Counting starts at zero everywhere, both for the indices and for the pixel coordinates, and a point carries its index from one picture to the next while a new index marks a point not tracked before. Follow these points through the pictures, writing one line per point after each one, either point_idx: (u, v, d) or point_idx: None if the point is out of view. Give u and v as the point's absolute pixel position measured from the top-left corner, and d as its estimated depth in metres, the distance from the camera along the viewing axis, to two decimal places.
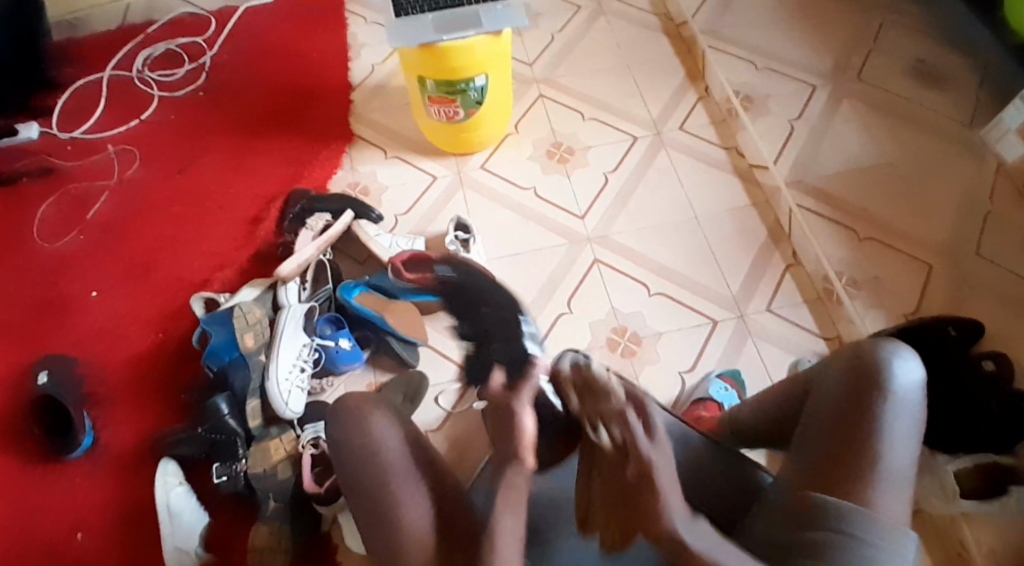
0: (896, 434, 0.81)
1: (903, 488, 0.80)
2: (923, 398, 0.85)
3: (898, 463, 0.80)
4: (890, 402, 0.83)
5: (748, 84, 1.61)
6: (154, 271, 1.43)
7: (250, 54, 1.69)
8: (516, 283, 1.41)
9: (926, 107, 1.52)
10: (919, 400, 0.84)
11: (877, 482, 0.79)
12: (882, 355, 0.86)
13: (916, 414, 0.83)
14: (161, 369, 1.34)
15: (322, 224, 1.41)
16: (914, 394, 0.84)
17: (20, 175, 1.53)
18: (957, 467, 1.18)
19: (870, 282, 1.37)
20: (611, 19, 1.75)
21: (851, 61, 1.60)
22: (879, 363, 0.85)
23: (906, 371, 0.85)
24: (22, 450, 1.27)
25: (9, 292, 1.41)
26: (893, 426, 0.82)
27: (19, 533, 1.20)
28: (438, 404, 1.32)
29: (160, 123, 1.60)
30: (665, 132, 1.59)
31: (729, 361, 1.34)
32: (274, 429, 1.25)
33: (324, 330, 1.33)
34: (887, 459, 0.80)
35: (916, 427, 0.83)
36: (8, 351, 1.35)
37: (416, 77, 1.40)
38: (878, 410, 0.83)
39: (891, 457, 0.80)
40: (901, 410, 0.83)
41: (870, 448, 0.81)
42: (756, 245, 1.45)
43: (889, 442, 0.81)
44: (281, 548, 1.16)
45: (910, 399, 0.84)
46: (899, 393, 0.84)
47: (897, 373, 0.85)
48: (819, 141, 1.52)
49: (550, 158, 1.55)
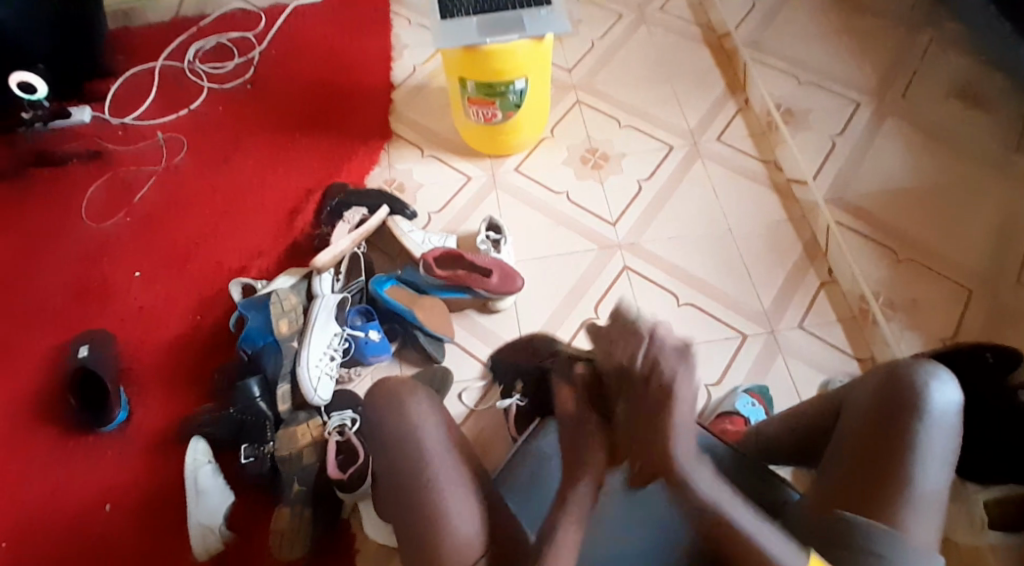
0: (930, 456, 0.80)
1: (937, 514, 0.78)
2: (960, 421, 0.83)
3: (931, 487, 0.79)
4: (926, 425, 0.81)
5: (788, 99, 1.60)
6: (195, 256, 1.48)
7: (298, 50, 1.74)
8: (544, 287, 1.42)
9: (977, 129, 1.47)
10: (949, 425, 0.82)
11: (906, 503, 0.78)
12: (919, 376, 0.84)
13: (952, 437, 0.81)
14: (196, 351, 1.38)
15: (358, 217, 1.44)
16: (952, 418, 0.82)
17: (73, 158, 1.60)
18: (988, 497, 1.15)
19: (907, 304, 1.34)
20: (652, 28, 1.76)
21: (896, 80, 1.57)
22: (914, 383, 0.84)
23: (943, 393, 0.83)
24: (60, 422, 1.32)
25: (58, 269, 1.47)
26: (929, 449, 0.80)
27: (52, 503, 1.25)
28: (462, 401, 1.33)
29: (208, 114, 1.65)
30: (702, 143, 1.58)
31: (758, 377, 1.32)
32: (302, 415, 1.27)
33: (354, 321, 1.35)
34: (920, 482, 0.79)
35: (951, 452, 0.81)
36: (53, 326, 1.41)
37: (457, 79, 1.42)
38: (913, 434, 0.81)
39: (925, 480, 0.79)
40: (936, 433, 0.81)
41: (900, 470, 0.79)
42: (790, 261, 1.44)
43: (913, 465, 0.79)
44: (303, 530, 1.18)
45: (947, 420, 0.82)
46: (935, 414, 0.82)
47: (935, 395, 0.83)
48: (860, 158, 1.50)
49: (584, 163, 1.56)
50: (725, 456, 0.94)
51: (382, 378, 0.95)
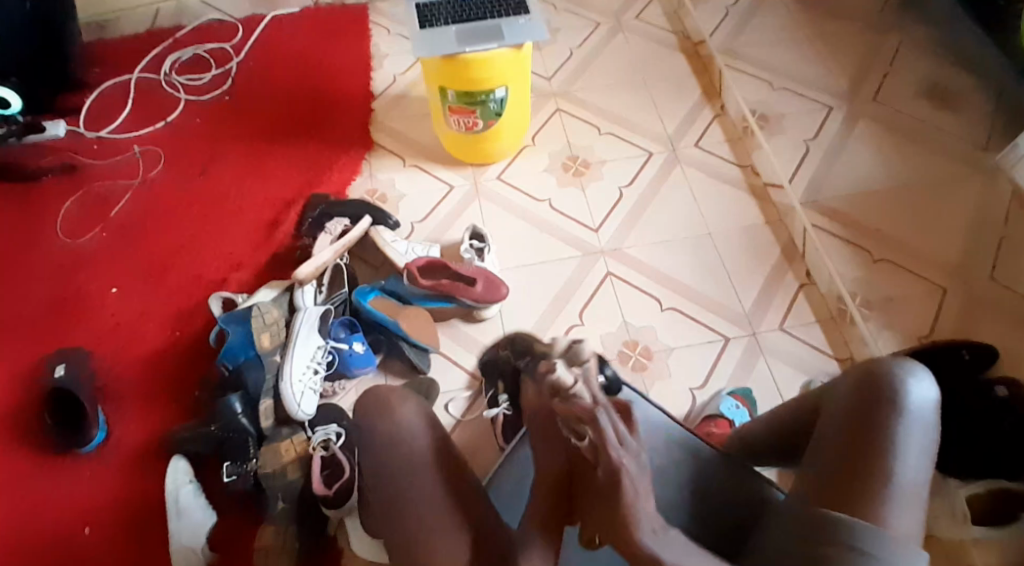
0: (909, 451, 0.81)
1: (920, 507, 0.80)
2: (937, 416, 0.85)
3: (912, 481, 0.80)
4: (905, 421, 0.83)
5: (764, 103, 1.62)
6: (173, 270, 1.46)
7: (275, 61, 1.72)
8: (529, 294, 1.42)
9: (944, 131, 1.52)
10: (926, 420, 0.84)
11: (889, 498, 0.79)
12: (894, 373, 0.86)
13: (929, 432, 0.83)
14: (176, 367, 1.36)
15: (340, 228, 1.43)
16: (928, 412, 0.84)
17: (45, 172, 1.56)
18: (969, 492, 1.16)
19: (882, 302, 1.37)
20: (629, 35, 1.78)
21: (867, 83, 1.61)
22: (891, 380, 0.85)
23: (920, 389, 0.85)
24: (35, 443, 1.29)
25: (31, 286, 1.44)
26: (907, 444, 0.82)
27: (29, 526, 1.22)
28: (449, 411, 1.32)
29: (185, 125, 1.63)
30: (681, 148, 1.60)
31: (740, 379, 1.33)
32: (286, 430, 1.25)
33: (338, 333, 1.34)
34: (902, 476, 0.80)
35: (928, 446, 0.83)
36: (27, 344, 1.38)
37: (437, 88, 1.42)
38: (892, 430, 0.82)
39: (905, 473, 0.80)
40: (914, 428, 0.83)
41: (883, 467, 0.81)
42: (770, 263, 1.46)
43: (893, 461, 0.81)
44: (287, 548, 1.15)
45: (924, 416, 0.84)
46: (912, 411, 0.84)
47: (911, 391, 0.84)
48: (835, 161, 1.53)
49: (565, 170, 1.57)
50: (711, 460, 0.95)
51: (370, 389, 0.94)
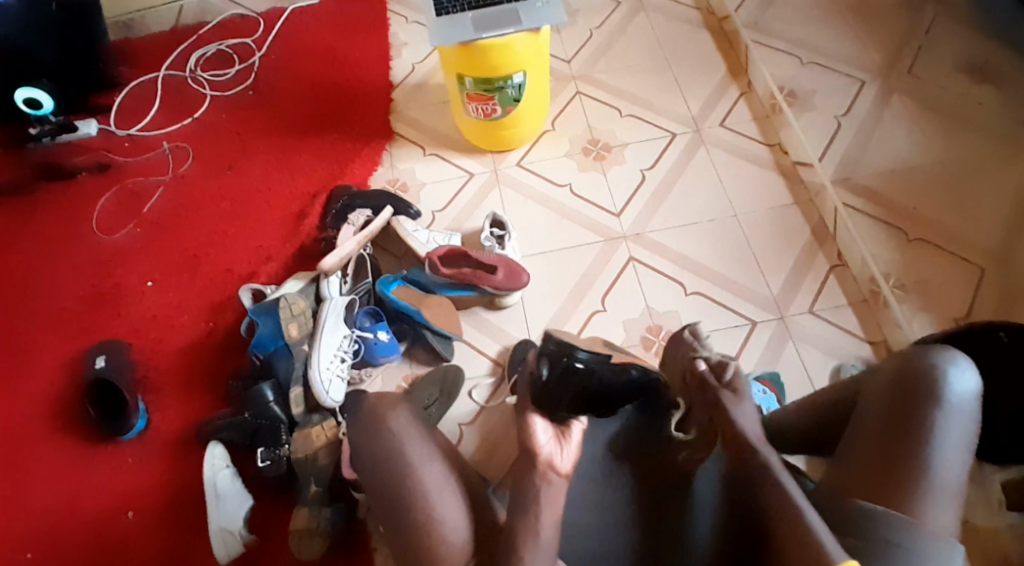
0: (948, 444, 0.80)
1: (954, 500, 0.79)
2: (978, 407, 0.83)
3: (946, 473, 0.80)
4: (943, 411, 0.82)
5: (793, 80, 1.57)
6: (204, 263, 1.50)
7: (297, 53, 1.74)
8: (550, 280, 1.42)
9: (981, 103, 1.43)
10: (968, 412, 0.83)
11: (925, 497, 0.78)
12: (936, 363, 0.85)
13: (970, 426, 0.82)
14: (208, 358, 1.40)
15: (362, 219, 1.45)
16: (969, 404, 0.83)
17: (81, 171, 1.62)
18: (1004, 478, 1.15)
19: (917, 284, 1.32)
20: (651, 13, 1.74)
21: (902, 57, 1.53)
22: (932, 370, 0.84)
23: (961, 380, 0.83)
24: (79, 433, 1.35)
25: (71, 282, 1.50)
26: (945, 435, 0.81)
27: (74, 512, 1.28)
28: (472, 398, 1.34)
29: (212, 121, 1.67)
30: (705, 129, 1.57)
31: (768, 364, 1.31)
32: (316, 417, 1.29)
33: (363, 322, 1.37)
34: (936, 470, 0.79)
35: (965, 441, 0.81)
36: (69, 339, 1.44)
37: (455, 76, 1.42)
38: (929, 421, 0.82)
39: (940, 465, 0.79)
40: (952, 422, 0.81)
41: (920, 458, 0.80)
42: (798, 244, 1.43)
43: (932, 454, 0.80)
44: (320, 530, 1.21)
45: (964, 406, 0.83)
46: (952, 400, 0.82)
47: (953, 383, 0.83)
48: (869, 137, 1.47)
49: (586, 154, 1.55)
50: None
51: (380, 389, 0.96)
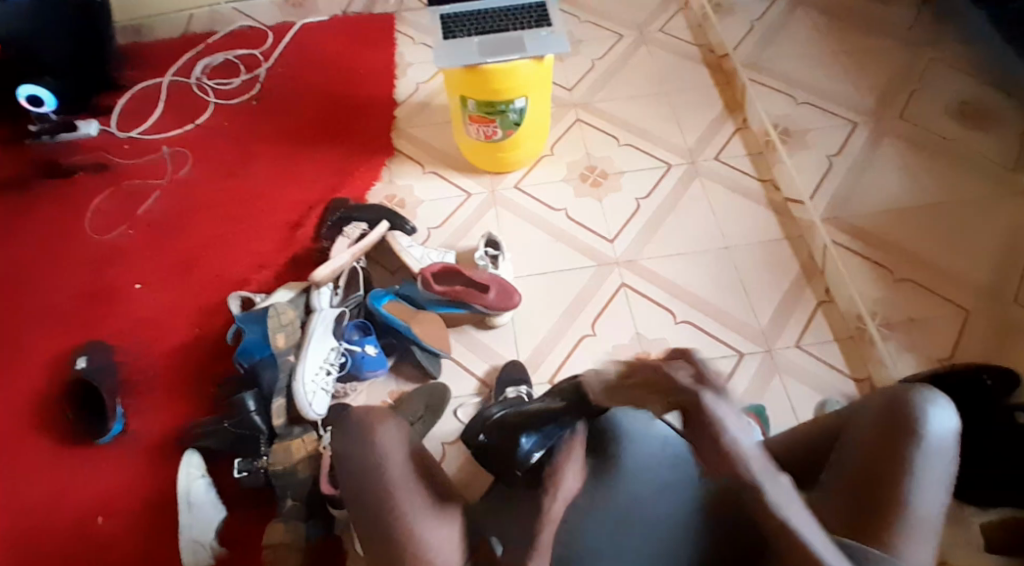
0: (925, 481, 0.81)
1: (931, 536, 0.79)
2: (958, 448, 0.84)
3: (925, 509, 0.80)
4: (921, 449, 0.82)
5: (788, 118, 1.61)
6: (194, 268, 1.49)
7: (303, 67, 1.76)
8: (542, 302, 1.43)
9: (969, 147, 1.48)
10: (947, 453, 0.83)
11: (903, 531, 0.78)
12: (916, 402, 0.85)
13: (948, 465, 0.82)
14: (193, 363, 1.39)
15: (358, 232, 1.45)
16: (948, 444, 0.83)
17: (78, 169, 1.62)
18: (984, 520, 1.14)
19: (904, 324, 1.33)
20: (652, 47, 1.78)
21: (897, 100, 1.58)
22: (912, 408, 0.85)
23: (940, 418, 0.84)
24: (54, 432, 1.33)
25: (58, 280, 1.48)
26: (923, 473, 0.81)
27: (44, 513, 1.25)
28: (457, 417, 1.33)
29: (213, 128, 1.67)
30: (701, 161, 1.59)
31: (755, 395, 1.31)
32: (297, 429, 1.27)
33: (351, 335, 1.35)
34: (914, 504, 0.80)
35: (945, 478, 0.81)
36: (51, 337, 1.42)
37: (459, 97, 1.44)
38: (909, 457, 0.82)
39: (917, 501, 0.79)
40: (931, 459, 0.82)
41: (897, 494, 0.80)
42: (788, 279, 1.43)
43: (909, 488, 0.80)
44: (297, 546, 1.17)
45: (943, 448, 0.83)
46: (931, 440, 0.83)
47: (932, 420, 0.83)
48: (859, 178, 1.50)
49: (584, 180, 1.57)
50: None
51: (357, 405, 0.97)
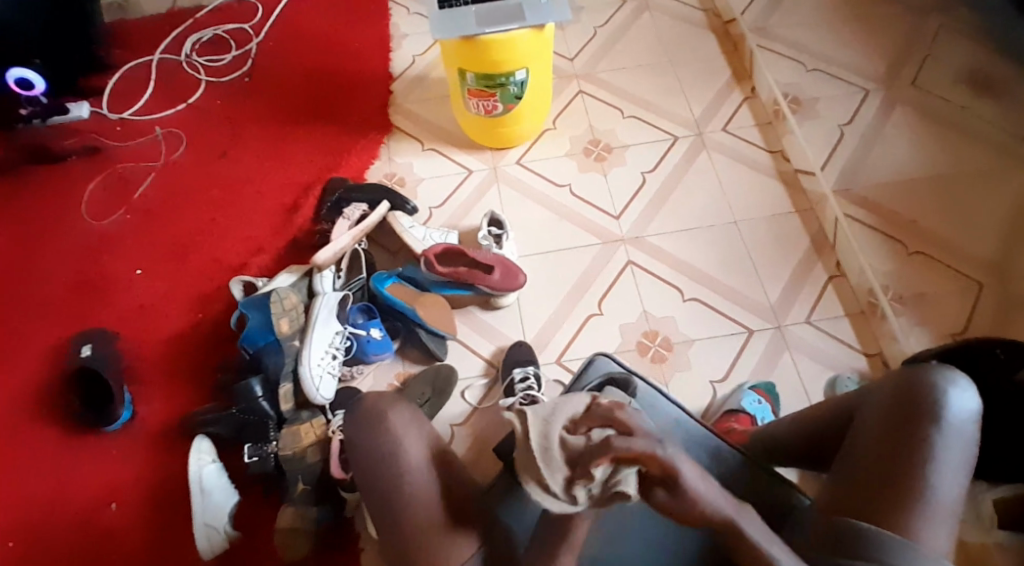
0: (946, 466, 0.77)
1: (951, 521, 0.76)
2: (979, 430, 0.80)
3: (945, 495, 0.76)
4: (941, 430, 0.78)
5: (797, 86, 1.56)
6: (194, 253, 1.47)
7: (295, 40, 1.71)
8: (546, 283, 1.41)
9: (981, 118, 1.44)
10: (968, 435, 0.79)
11: (922, 518, 0.75)
12: (936, 383, 0.81)
13: (968, 449, 0.78)
14: (196, 349, 1.38)
15: (358, 213, 1.42)
16: (968, 426, 0.79)
17: (70, 153, 1.58)
18: (995, 496, 1.10)
19: (915, 297, 1.31)
20: (656, 13, 1.72)
21: (906, 68, 1.53)
22: (930, 388, 0.81)
23: (959, 400, 0.80)
24: (61, 422, 1.32)
25: (56, 268, 1.46)
26: (943, 457, 0.77)
27: (56, 503, 1.26)
28: (465, 399, 1.32)
29: (206, 107, 1.63)
30: (707, 133, 1.55)
31: (763, 373, 1.30)
32: (305, 414, 1.27)
33: (356, 319, 1.34)
34: (936, 490, 0.76)
35: (965, 462, 0.78)
36: (52, 327, 1.41)
37: (457, 70, 1.39)
38: (928, 441, 0.78)
39: (938, 487, 0.76)
40: (951, 442, 0.78)
41: (918, 479, 0.76)
42: (799, 253, 1.41)
43: (928, 474, 0.76)
44: (306, 530, 1.18)
45: (964, 430, 0.79)
46: (951, 422, 0.79)
47: (952, 402, 0.80)
48: (870, 149, 1.47)
49: (587, 155, 1.54)
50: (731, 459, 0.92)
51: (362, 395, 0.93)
